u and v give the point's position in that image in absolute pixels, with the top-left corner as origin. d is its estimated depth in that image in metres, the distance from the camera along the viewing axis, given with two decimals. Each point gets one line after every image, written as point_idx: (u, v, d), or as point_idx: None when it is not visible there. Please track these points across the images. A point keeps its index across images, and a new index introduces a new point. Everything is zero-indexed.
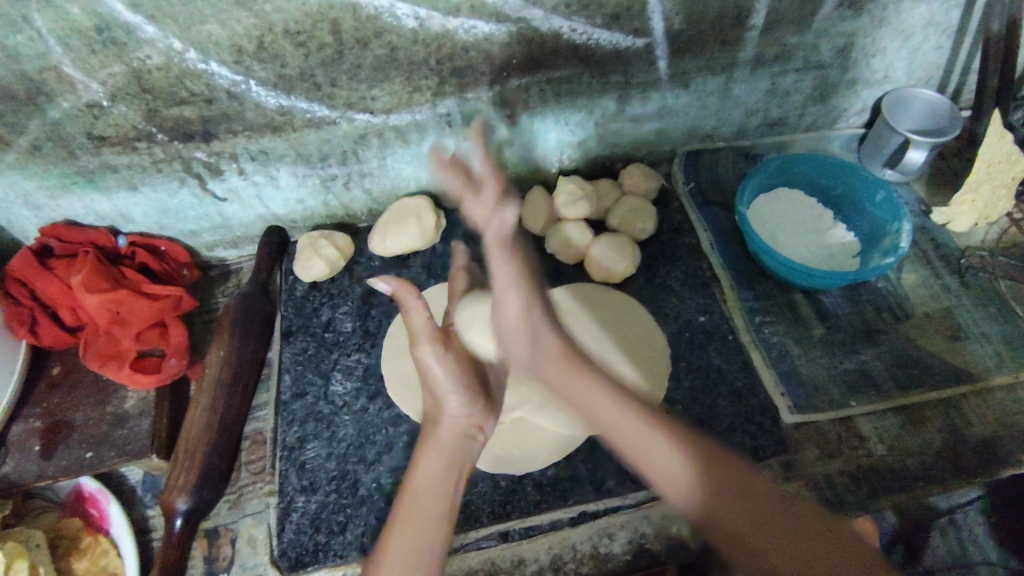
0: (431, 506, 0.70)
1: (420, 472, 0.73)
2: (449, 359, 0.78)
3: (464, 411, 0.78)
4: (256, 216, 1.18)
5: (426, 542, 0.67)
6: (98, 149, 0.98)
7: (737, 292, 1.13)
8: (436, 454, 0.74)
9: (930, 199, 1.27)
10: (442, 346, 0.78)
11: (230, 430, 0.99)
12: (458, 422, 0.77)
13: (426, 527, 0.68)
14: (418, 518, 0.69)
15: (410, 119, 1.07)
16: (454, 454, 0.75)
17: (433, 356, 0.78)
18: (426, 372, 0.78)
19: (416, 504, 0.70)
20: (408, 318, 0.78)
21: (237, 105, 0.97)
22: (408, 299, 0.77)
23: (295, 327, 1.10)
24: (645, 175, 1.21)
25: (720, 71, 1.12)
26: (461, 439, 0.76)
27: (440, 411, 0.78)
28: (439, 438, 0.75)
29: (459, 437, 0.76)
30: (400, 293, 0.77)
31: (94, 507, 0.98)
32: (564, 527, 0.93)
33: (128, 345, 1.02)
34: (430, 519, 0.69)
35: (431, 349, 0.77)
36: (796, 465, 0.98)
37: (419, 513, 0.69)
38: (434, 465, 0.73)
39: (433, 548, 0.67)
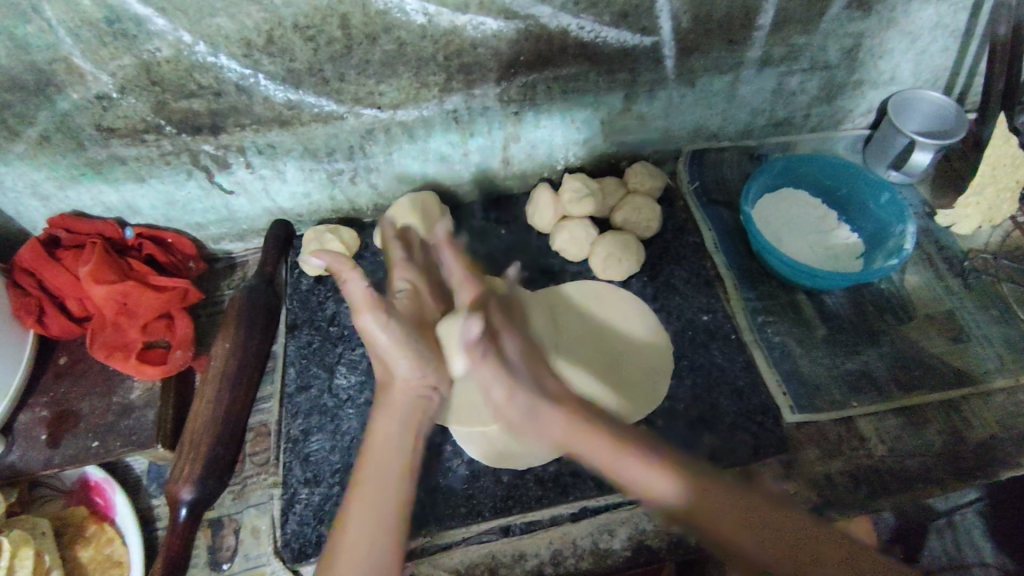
0: (388, 482, 0.71)
1: (376, 432, 0.76)
2: (393, 325, 0.80)
3: (413, 372, 0.81)
4: (262, 209, 1.19)
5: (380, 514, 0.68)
6: (107, 141, 0.99)
7: (740, 291, 1.14)
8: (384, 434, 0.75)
9: (935, 201, 1.28)
10: (384, 313, 0.79)
11: (235, 422, 0.99)
12: (409, 385, 0.81)
13: (383, 494, 0.70)
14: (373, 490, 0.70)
15: (417, 114, 1.07)
16: (408, 419, 0.78)
17: (374, 324, 0.79)
18: (373, 339, 0.79)
19: (371, 475, 0.72)
20: (343, 289, 0.79)
21: (246, 99, 0.97)
22: (343, 268, 0.79)
23: (300, 320, 1.11)
24: (650, 173, 1.22)
25: (727, 71, 1.12)
26: (414, 399, 0.80)
27: (391, 377, 0.81)
28: (389, 402, 0.80)
29: (411, 399, 0.80)
30: (336, 266, 0.79)
31: (99, 495, 0.99)
32: (564, 523, 0.94)
33: (134, 336, 1.03)
34: (385, 493, 0.70)
35: (373, 317, 0.78)
36: (797, 464, 0.98)
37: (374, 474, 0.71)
38: (388, 440, 0.75)
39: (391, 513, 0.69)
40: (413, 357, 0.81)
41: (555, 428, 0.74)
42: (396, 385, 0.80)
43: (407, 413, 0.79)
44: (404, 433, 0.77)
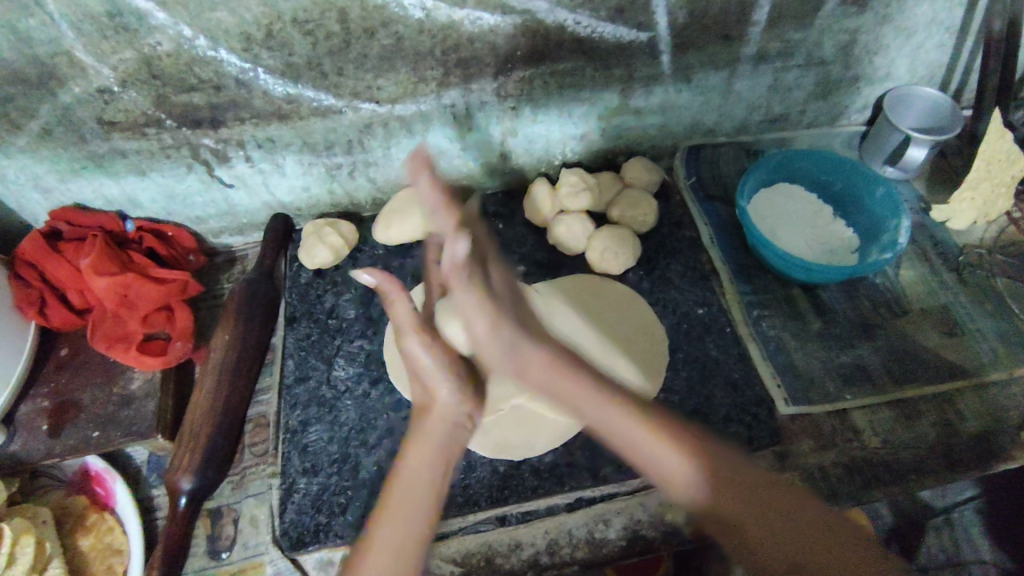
0: (420, 484, 0.73)
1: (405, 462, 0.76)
2: (435, 349, 0.85)
3: (452, 397, 0.83)
4: (262, 203, 1.20)
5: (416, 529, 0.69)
6: (108, 134, 1.00)
7: (735, 285, 1.15)
8: (423, 446, 0.77)
9: (930, 197, 1.28)
10: (429, 336, 0.85)
11: (234, 413, 1.00)
12: (449, 411, 0.82)
13: (415, 500, 0.72)
14: (405, 499, 0.72)
15: (415, 109, 1.08)
16: (442, 446, 0.78)
17: (419, 346, 0.84)
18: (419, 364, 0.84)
19: (405, 487, 0.73)
20: (391, 312, 0.84)
21: (245, 93, 0.98)
22: (392, 290, 0.83)
23: (299, 313, 1.12)
24: (647, 168, 1.22)
25: (723, 66, 1.13)
26: (449, 426, 0.81)
27: (431, 402, 0.83)
28: (425, 431, 0.79)
29: (448, 424, 0.81)
30: (386, 287, 0.82)
31: (100, 485, 1.00)
32: (560, 513, 0.95)
33: (134, 328, 1.04)
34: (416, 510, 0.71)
35: (417, 339, 0.84)
36: (790, 456, 1.00)
37: (405, 486, 0.73)
38: (420, 458, 0.76)
39: (421, 522, 0.70)
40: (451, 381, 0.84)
41: (588, 405, 0.80)
42: (433, 409, 0.82)
43: (443, 438, 0.79)
44: (438, 459, 0.76)
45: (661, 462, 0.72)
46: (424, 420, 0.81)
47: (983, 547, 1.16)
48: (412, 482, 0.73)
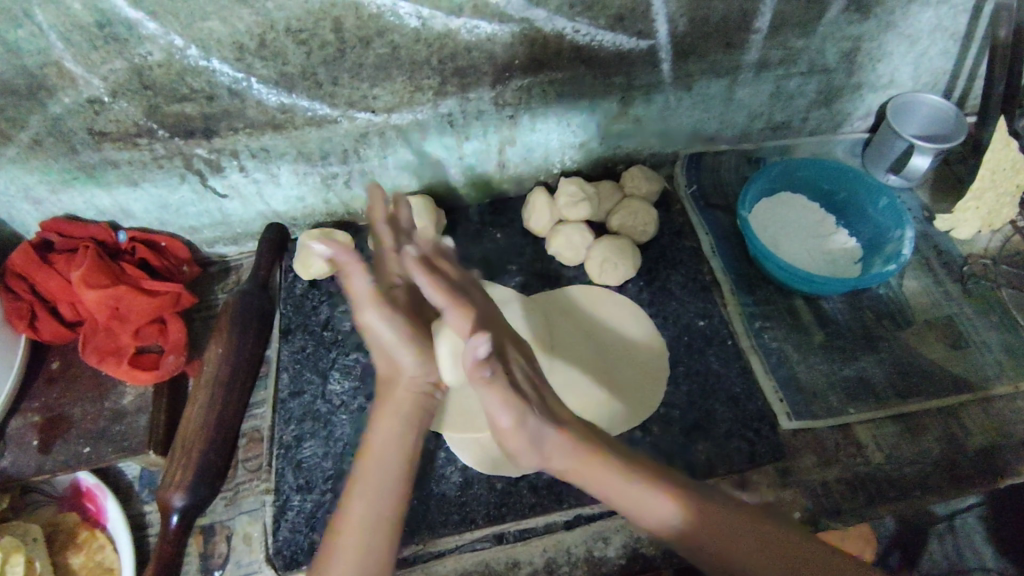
0: (385, 461, 0.73)
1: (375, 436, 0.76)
2: (401, 323, 0.81)
3: (419, 365, 0.80)
4: (256, 213, 1.18)
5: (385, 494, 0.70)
6: (99, 145, 0.98)
7: (737, 296, 1.13)
8: (388, 422, 0.76)
9: (934, 205, 1.27)
10: (388, 308, 0.80)
11: (227, 428, 0.99)
12: (415, 382, 0.79)
13: (388, 475, 0.72)
14: (376, 475, 0.71)
15: (411, 118, 1.06)
16: (409, 417, 0.78)
17: (378, 317, 0.80)
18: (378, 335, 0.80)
19: (374, 462, 0.73)
20: (346, 283, 0.79)
21: (238, 103, 0.97)
22: (350, 263, 0.79)
23: (294, 325, 1.10)
24: (647, 177, 1.21)
25: (725, 74, 1.11)
26: (418, 396, 0.79)
27: (396, 371, 0.80)
28: (392, 404, 0.78)
29: (414, 397, 0.79)
30: (342, 259, 0.79)
31: (91, 502, 0.99)
32: (558, 530, 0.94)
33: (126, 341, 1.02)
34: (383, 483, 0.71)
35: (377, 312, 0.79)
36: (793, 472, 0.98)
37: (377, 459, 0.73)
38: (389, 436, 0.75)
39: (391, 493, 0.70)
40: (417, 350, 0.80)
41: (558, 455, 0.72)
42: (400, 378, 0.79)
43: (408, 411, 0.78)
44: (407, 430, 0.76)
45: (651, 510, 0.68)
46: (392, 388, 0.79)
47: (987, 557, 1.15)
48: (381, 460, 0.73)
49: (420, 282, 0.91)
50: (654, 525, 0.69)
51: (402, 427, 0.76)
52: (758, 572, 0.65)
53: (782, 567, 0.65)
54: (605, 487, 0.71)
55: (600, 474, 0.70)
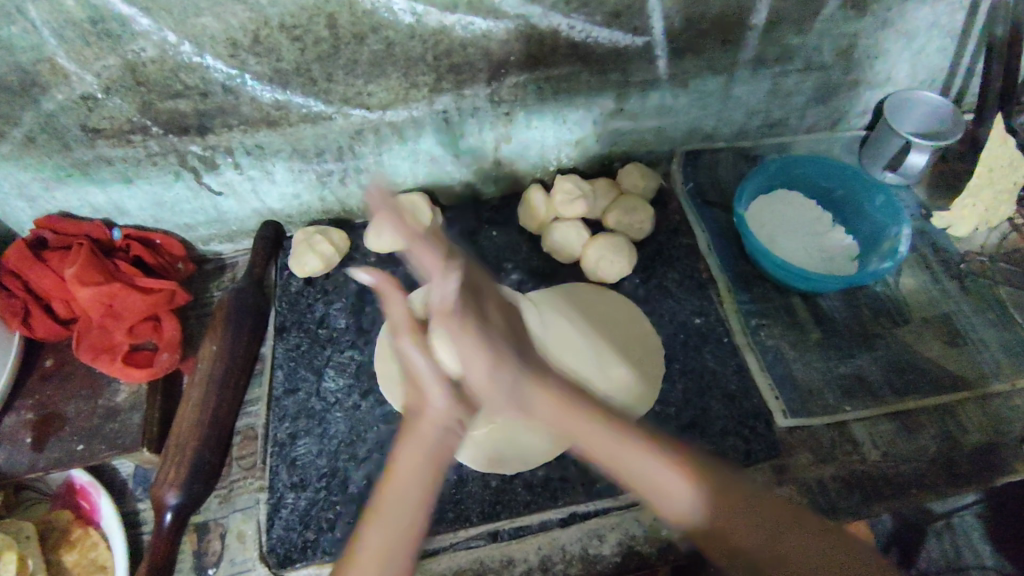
0: (410, 505, 0.60)
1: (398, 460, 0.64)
2: (447, 351, 0.71)
3: (446, 404, 0.67)
4: (252, 210, 1.18)
5: (403, 537, 0.59)
6: (93, 142, 0.98)
7: (733, 293, 1.13)
8: (415, 449, 0.63)
9: (931, 203, 1.26)
10: (424, 340, 0.72)
11: (221, 425, 0.98)
12: (441, 416, 0.67)
13: (405, 512, 0.60)
14: (394, 502, 0.60)
15: (406, 115, 1.06)
16: (434, 456, 0.64)
17: (413, 346, 0.71)
18: (412, 366, 0.71)
19: (392, 497, 0.61)
20: (383, 307, 0.74)
21: (233, 99, 0.97)
22: (387, 289, 0.73)
23: (289, 323, 1.10)
24: (643, 175, 1.20)
25: (721, 71, 1.11)
26: (446, 431, 0.66)
27: (424, 407, 0.68)
28: (420, 433, 0.65)
29: (440, 427, 0.66)
30: (380, 285, 0.73)
31: (85, 499, 0.98)
32: (554, 528, 0.93)
33: (120, 338, 1.02)
34: (400, 520, 0.59)
35: (412, 340, 0.71)
36: (789, 469, 0.97)
37: (396, 494, 0.61)
38: (411, 466, 0.62)
39: (405, 536, 0.59)
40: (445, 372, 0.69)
41: (538, 404, 0.68)
42: (426, 413, 0.67)
43: (435, 445, 0.65)
44: (428, 477, 0.62)
45: (651, 469, 0.62)
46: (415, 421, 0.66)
47: (985, 555, 1.15)
48: (408, 482, 0.62)
49: (423, 307, 0.88)
50: (669, 505, 0.62)
51: (427, 466, 0.62)
52: (774, 549, 0.63)
53: (775, 531, 0.64)
54: (570, 428, 0.67)
55: (593, 438, 0.65)
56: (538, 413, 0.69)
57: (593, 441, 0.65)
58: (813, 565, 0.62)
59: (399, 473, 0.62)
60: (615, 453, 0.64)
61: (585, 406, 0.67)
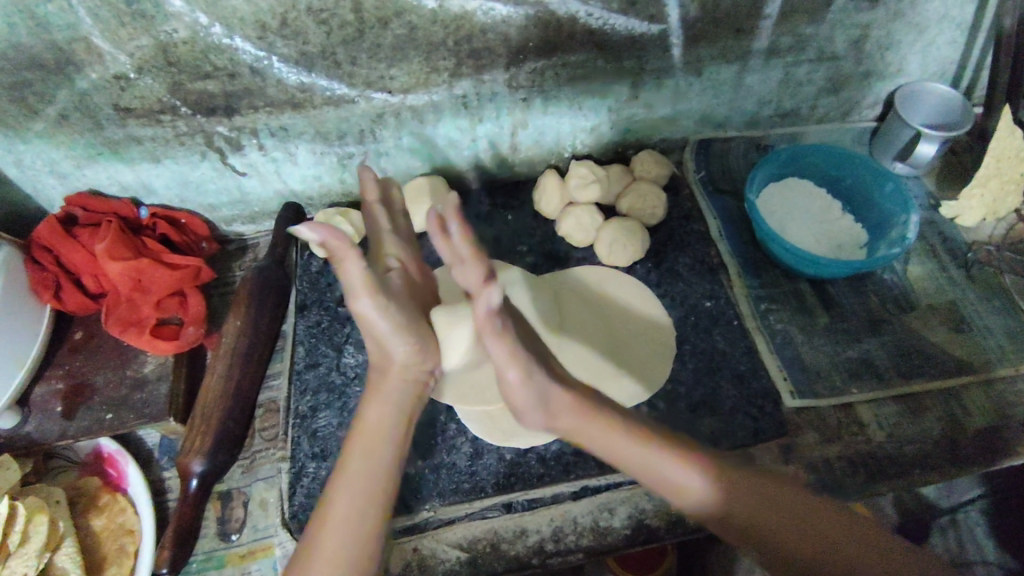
0: (374, 474, 0.74)
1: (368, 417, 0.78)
2: (393, 311, 0.77)
3: (412, 357, 0.79)
4: (273, 192, 1.21)
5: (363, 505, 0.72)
6: (124, 121, 1.01)
7: (743, 278, 1.15)
8: (383, 407, 0.78)
9: (940, 194, 1.28)
10: (383, 298, 0.76)
11: (245, 397, 1.02)
12: (406, 369, 0.80)
13: (365, 483, 0.73)
14: (364, 471, 0.73)
15: (427, 99, 1.09)
16: (398, 407, 0.79)
17: (371, 308, 0.76)
18: (372, 323, 0.76)
19: (359, 465, 0.74)
20: (339, 270, 0.74)
21: (259, 81, 0.99)
22: (341, 247, 0.73)
23: (310, 300, 1.13)
24: (656, 161, 1.23)
25: (734, 60, 1.13)
26: (407, 384, 0.80)
27: (387, 359, 0.80)
28: (386, 389, 0.79)
29: (410, 384, 0.80)
30: (333, 242, 0.72)
31: (113, 467, 1.02)
32: (566, 501, 0.96)
33: (147, 313, 1.05)
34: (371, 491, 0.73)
35: (372, 302, 0.75)
36: (795, 448, 1.00)
37: (364, 459, 0.74)
38: (380, 420, 0.77)
39: (377, 496, 0.73)
40: (414, 342, 0.79)
41: (565, 411, 0.77)
42: (393, 368, 0.80)
43: (398, 399, 0.79)
44: (393, 428, 0.77)
45: (672, 474, 0.75)
46: (385, 375, 0.80)
47: (988, 547, 1.17)
48: (370, 442, 0.76)
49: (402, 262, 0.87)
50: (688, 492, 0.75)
51: (396, 417, 0.78)
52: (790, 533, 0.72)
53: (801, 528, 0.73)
54: (594, 433, 0.76)
55: (614, 442, 0.76)
56: (561, 410, 0.77)
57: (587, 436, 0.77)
58: (799, 531, 0.72)
59: (359, 451, 0.75)
60: (631, 451, 0.76)
61: (600, 412, 0.77)
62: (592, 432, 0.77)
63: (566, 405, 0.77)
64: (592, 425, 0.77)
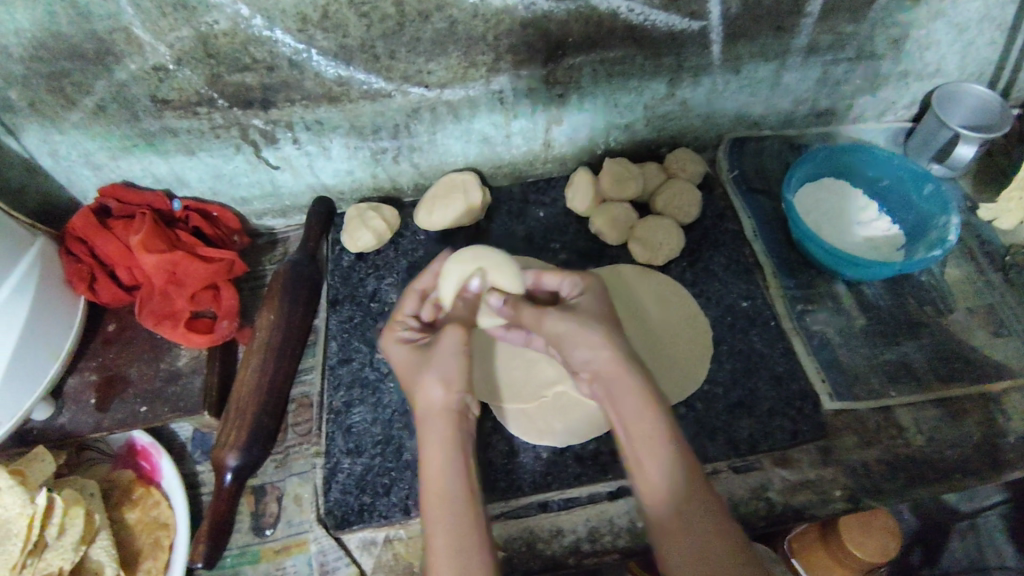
0: (450, 504, 0.72)
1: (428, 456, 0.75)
2: (441, 364, 0.79)
3: (444, 398, 0.77)
4: (305, 185, 1.20)
5: (461, 526, 0.71)
6: (161, 113, 1.01)
7: (779, 279, 1.14)
8: (448, 511, 0.71)
9: (977, 196, 1.27)
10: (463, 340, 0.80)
11: (279, 392, 1.01)
12: (450, 407, 0.77)
13: (449, 524, 0.70)
14: (443, 514, 0.71)
15: (463, 94, 1.08)
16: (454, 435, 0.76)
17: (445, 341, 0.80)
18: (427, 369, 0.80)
19: (437, 509, 0.72)
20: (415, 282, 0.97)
21: (298, 74, 0.99)
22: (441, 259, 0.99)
23: (342, 295, 1.12)
24: (691, 158, 1.21)
25: (773, 58, 1.12)
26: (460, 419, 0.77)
27: (428, 404, 0.78)
28: (434, 431, 0.76)
29: (455, 417, 0.77)
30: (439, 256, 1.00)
31: (145, 460, 1.01)
32: (602, 501, 0.96)
33: (182, 305, 1.04)
34: (455, 523, 0.70)
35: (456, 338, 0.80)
36: (834, 451, 1.00)
37: (441, 508, 0.72)
38: (440, 459, 0.74)
39: (468, 532, 0.70)
40: (448, 382, 0.78)
41: (585, 341, 0.80)
42: (432, 409, 0.77)
43: (456, 430, 0.77)
44: (458, 457, 0.75)
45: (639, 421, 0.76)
46: (429, 421, 0.77)
47: None
48: (438, 485, 0.73)
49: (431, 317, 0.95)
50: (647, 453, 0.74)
51: (450, 439, 0.76)
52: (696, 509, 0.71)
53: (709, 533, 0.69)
54: (625, 394, 0.77)
55: (623, 385, 0.77)
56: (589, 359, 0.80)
57: (619, 389, 0.78)
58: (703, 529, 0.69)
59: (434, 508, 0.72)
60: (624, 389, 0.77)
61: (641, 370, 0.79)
62: (611, 373, 0.78)
63: (596, 353, 0.79)
64: (623, 373, 0.78)
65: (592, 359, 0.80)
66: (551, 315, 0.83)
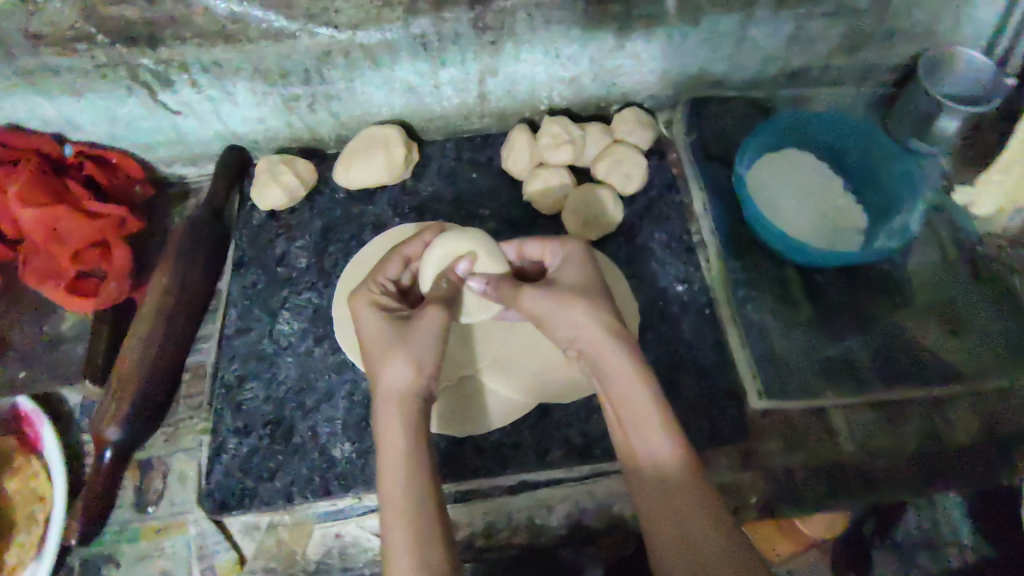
0: (406, 485, 0.63)
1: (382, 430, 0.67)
2: (405, 336, 0.71)
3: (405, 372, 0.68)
4: (214, 132, 1.09)
5: (417, 507, 0.61)
6: (36, 49, 0.90)
7: (723, 262, 1.04)
8: (405, 491, 0.62)
9: (958, 173, 1.14)
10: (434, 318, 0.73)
11: (168, 361, 0.96)
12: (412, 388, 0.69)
13: (402, 505, 0.61)
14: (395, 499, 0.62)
15: (380, 38, 0.94)
16: (413, 417, 0.67)
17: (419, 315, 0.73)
18: (388, 345, 0.71)
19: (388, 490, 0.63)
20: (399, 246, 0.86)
21: (185, 7, 0.90)
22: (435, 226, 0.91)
23: (246, 258, 1.04)
24: (640, 120, 1.09)
25: (738, 9, 0.98)
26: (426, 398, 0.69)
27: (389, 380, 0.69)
28: (391, 412, 0.67)
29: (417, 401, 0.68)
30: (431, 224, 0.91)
31: (29, 426, 0.95)
32: (502, 494, 0.91)
33: (66, 264, 0.97)
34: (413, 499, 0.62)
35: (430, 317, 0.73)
36: (755, 455, 0.93)
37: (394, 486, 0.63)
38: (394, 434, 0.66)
39: (425, 515, 0.61)
40: (407, 354, 0.70)
41: (574, 309, 0.71)
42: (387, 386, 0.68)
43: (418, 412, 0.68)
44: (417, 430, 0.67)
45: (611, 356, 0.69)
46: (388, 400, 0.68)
47: None
48: (399, 463, 0.64)
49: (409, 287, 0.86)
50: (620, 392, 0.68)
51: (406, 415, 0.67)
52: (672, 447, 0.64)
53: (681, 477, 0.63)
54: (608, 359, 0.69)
55: (603, 346, 0.69)
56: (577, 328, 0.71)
57: (602, 350, 0.69)
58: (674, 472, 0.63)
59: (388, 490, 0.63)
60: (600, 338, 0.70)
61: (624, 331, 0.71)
62: (596, 339, 0.70)
63: (581, 322, 0.70)
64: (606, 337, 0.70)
65: (577, 334, 0.71)
66: (530, 291, 0.75)
